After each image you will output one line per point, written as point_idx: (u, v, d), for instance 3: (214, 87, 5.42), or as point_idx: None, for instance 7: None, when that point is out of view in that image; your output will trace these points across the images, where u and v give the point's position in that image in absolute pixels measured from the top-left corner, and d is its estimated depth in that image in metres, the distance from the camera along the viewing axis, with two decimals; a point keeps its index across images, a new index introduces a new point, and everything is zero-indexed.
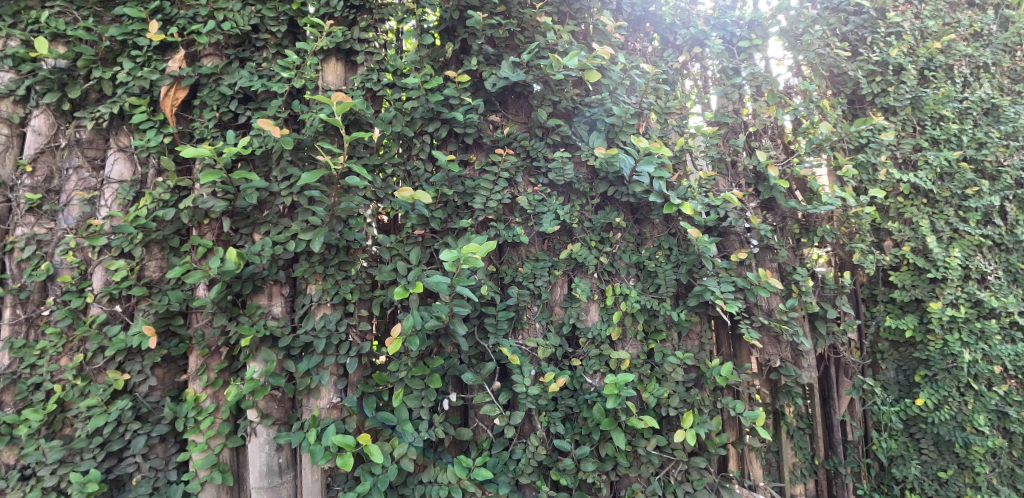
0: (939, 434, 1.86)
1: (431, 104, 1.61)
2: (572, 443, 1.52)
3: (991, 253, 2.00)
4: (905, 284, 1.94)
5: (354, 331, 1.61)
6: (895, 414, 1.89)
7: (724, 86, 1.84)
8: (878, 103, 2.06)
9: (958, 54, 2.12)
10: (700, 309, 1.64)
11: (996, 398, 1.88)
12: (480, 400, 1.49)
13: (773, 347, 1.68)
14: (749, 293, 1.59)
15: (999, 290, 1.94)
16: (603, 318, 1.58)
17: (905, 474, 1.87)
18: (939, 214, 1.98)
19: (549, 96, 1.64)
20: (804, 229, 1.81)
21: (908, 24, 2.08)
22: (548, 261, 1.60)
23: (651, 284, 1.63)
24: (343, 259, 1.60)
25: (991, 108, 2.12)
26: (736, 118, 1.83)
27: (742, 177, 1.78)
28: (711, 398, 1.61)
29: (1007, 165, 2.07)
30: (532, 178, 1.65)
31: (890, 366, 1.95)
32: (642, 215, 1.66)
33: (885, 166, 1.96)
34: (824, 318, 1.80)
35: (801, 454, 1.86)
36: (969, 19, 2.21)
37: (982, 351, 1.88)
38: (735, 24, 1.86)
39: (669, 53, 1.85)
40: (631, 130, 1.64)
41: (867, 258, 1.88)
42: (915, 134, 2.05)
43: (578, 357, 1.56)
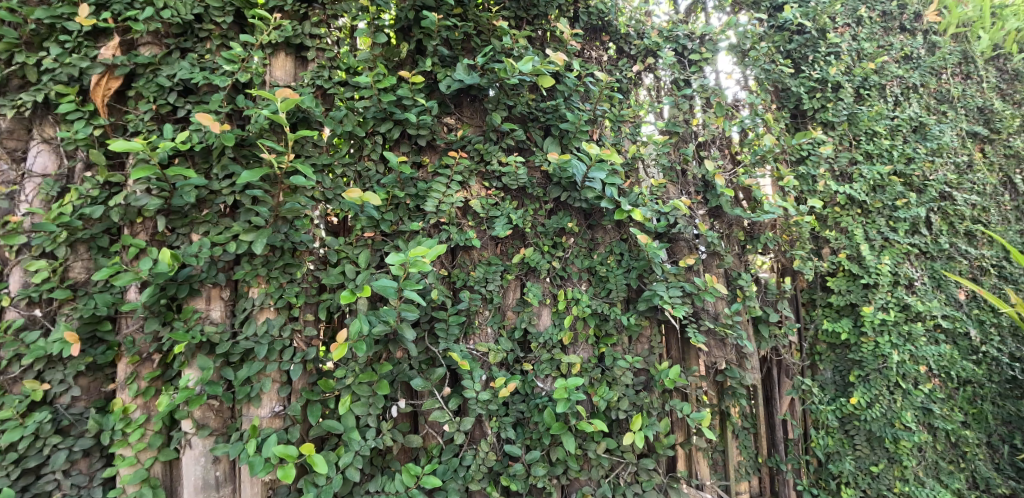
0: (871, 430, 1.97)
1: (384, 104, 1.58)
2: (523, 447, 1.51)
3: (918, 261, 2.14)
4: (841, 290, 2.04)
5: (299, 336, 1.55)
6: (831, 413, 1.98)
7: (675, 96, 1.88)
8: (818, 118, 2.16)
9: (890, 75, 2.27)
10: (649, 313, 1.66)
11: (922, 395, 2.00)
12: (429, 406, 1.46)
13: (718, 350, 1.75)
14: (696, 298, 1.63)
15: (924, 295, 2.08)
16: (554, 323, 1.59)
17: (841, 469, 1.95)
18: (872, 224, 2.10)
19: (504, 100, 1.63)
20: (749, 236, 1.88)
21: (847, 45, 2.20)
22: (500, 265, 1.58)
23: (602, 289, 1.65)
24: (289, 261, 1.54)
25: (919, 125, 2.28)
26: (686, 128, 1.88)
27: (690, 185, 1.84)
28: (660, 400, 1.64)
29: (932, 179, 2.22)
30: (485, 182, 1.63)
31: (827, 367, 2.05)
32: (595, 221, 1.68)
33: (824, 178, 2.06)
34: (767, 321, 1.87)
35: (745, 452, 1.90)
36: (900, 43, 2.37)
37: (910, 352, 2.00)
38: (687, 37, 1.92)
39: (623, 62, 1.88)
40: (584, 136, 1.67)
41: (807, 265, 1.96)
42: (851, 148, 2.16)
43: (530, 362, 1.56)
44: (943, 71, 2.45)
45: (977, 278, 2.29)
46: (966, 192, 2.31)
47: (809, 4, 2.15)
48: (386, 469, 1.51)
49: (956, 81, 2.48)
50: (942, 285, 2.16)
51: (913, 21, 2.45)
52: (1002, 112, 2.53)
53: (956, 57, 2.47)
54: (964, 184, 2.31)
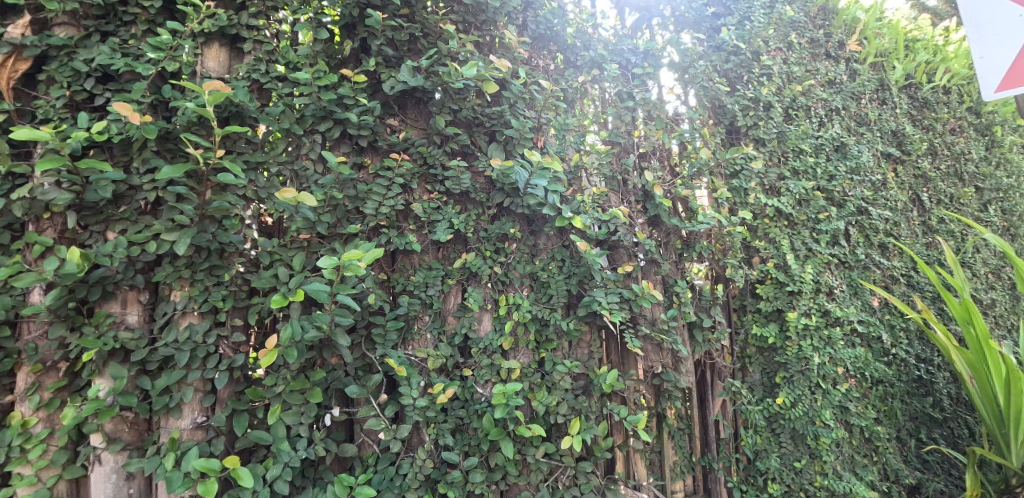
0: (795, 428, 2.09)
1: (324, 103, 1.53)
2: (461, 454, 1.50)
3: (838, 270, 2.32)
4: (769, 296, 2.15)
5: (225, 343, 1.46)
6: (759, 412, 2.08)
7: (618, 108, 1.93)
8: (751, 134, 2.27)
9: (815, 98, 2.45)
10: (588, 319, 1.69)
11: (839, 394, 2.16)
12: (364, 414, 1.42)
13: (655, 354, 1.80)
14: (633, 304, 1.67)
15: (842, 301, 2.25)
16: (495, 328, 1.59)
17: (767, 466, 2.05)
18: (798, 235, 2.24)
19: (449, 104, 1.62)
20: (686, 245, 1.94)
21: (778, 68, 2.35)
22: (440, 270, 1.57)
23: (544, 294, 1.66)
24: (215, 263, 1.45)
25: (840, 145, 2.46)
26: (627, 139, 1.95)
27: (631, 195, 1.89)
28: (599, 403, 1.67)
29: (850, 195, 2.41)
30: (428, 185, 1.62)
31: (756, 369, 2.15)
32: (538, 227, 1.69)
33: (755, 191, 2.17)
34: (701, 327, 1.95)
35: (680, 452, 1.97)
36: (825, 68, 2.55)
37: (829, 354, 2.16)
38: (631, 52, 1.98)
39: (570, 72, 1.90)
40: (528, 143, 1.68)
41: (738, 273, 2.05)
42: (780, 164, 2.30)
43: (469, 367, 1.55)
44: (862, 96, 2.67)
45: (888, 287, 2.50)
46: (880, 208, 2.52)
47: (745, 27, 2.28)
48: (319, 481, 1.45)
49: (874, 106, 2.71)
50: (859, 293, 2.34)
51: (837, 49, 2.65)
52: (912, 136, 2.78)
53: (873, 85, 2.70)
54: (877, 201, 2.53)
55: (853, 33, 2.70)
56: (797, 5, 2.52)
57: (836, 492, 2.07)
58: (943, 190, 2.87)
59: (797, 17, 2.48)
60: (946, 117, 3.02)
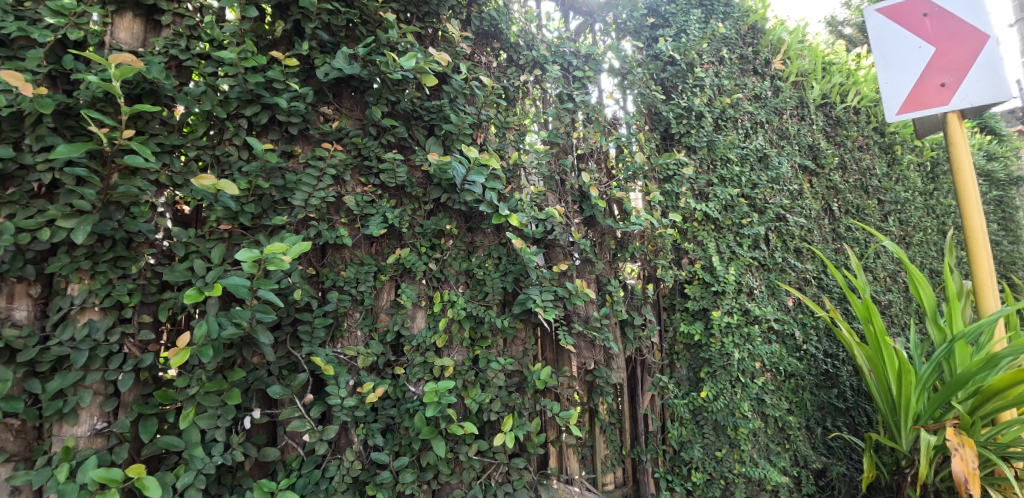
0: (717, 420, 2.19)
1: (250, 86, 1.43)
2: (391, 454, 1.46)
3: (758, 272, 2.48)
4: (696, 296, 2.25)
5: (132, 341, 1.34)
6: (684, 406, 2.18)
7: (558, 109, 1.96)
8: (683, 141, 2.36)
9: (743, 111, 2.59)
10: (523, 316, 1.70)
11: (757, 388, 2.30)
12: (288, 415, 1.36)
13: (588, 351, 1.84)
14: (567, 302, 1.70)
15: (761, 301, 2.41)
16: (429, 326, 1.57)
17: (691, 456, 2.15)
18: (723, 239, 2.37)
19: (386, 94, 1.57)
20: (620, 245, 2.00)
21: (710, 80, 2.46)
22: (373, 265, 1.52)
23: (479, 292, 1.66)
24: (121, 254, 1.32)
25: (763, 156, 2.64)
26: (566, 140, 1.97)
27: (568, 195, 1.92)
28: (532, 400, 1.69)
29: (771, 202, 2.59)
30: (362, 178, 1.56)
31: (683, 365, 2.25)
32: (475, 224, 1.69)
33: (686, 196, 2.26)
34: (632, 325, 2.00)
35: (612, 446, 2.03)
36: (752, 84, 2.72)
37: (749, 350, 2.29)
38: (573, 54, 2.01)
39: (512, 70, 1.89)
40: (467, 139, 1.66)
41: (668, 273, 2.13)
42: (709, 171, 2.41)
43: (401, 365, 1.52)
44: (783, 112, 2.87)
45: (801, 288, 2.70)
46: (797, 215, 2.73)
47: (681, 39, 2.38)
48: (237, 488, 1.36)
49: (793, 121, 2.92)
50: (776, 293, 2.52)
51: (763, 67, 2.84)
52: (826, 151, 3.03)
53: (793, 102, 2.91)
54: (794, 209, 2.73)
55: (778, 53, 2.91)
56: (729, 22, 2.67)
57: (752, 478, 2.18)
58: (851, 201, 3.15)
59: (728, 33, 2.63)
60: (855, 135, 3.31)
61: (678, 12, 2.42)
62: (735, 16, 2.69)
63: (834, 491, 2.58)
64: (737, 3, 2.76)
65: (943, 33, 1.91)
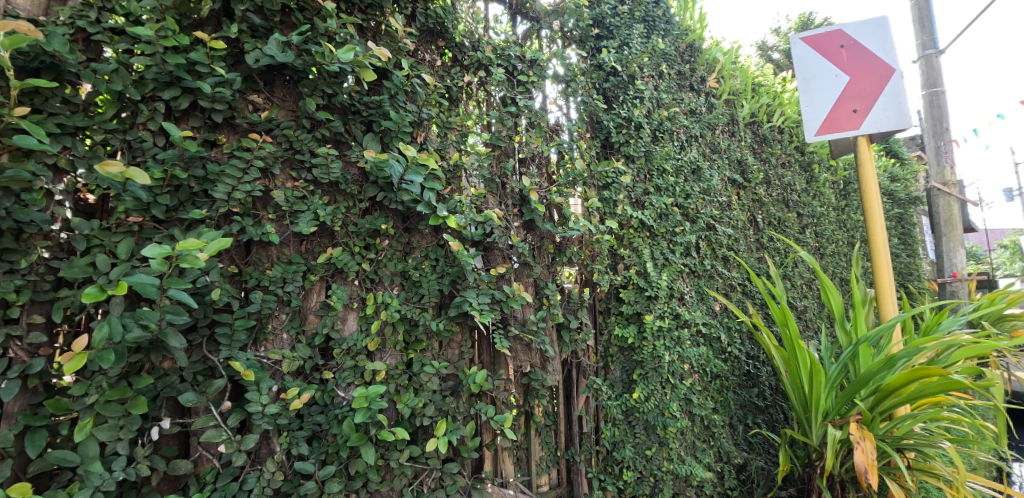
0: (647, 420, 2.26)
1: (170, 67, 1.32)
2: (316, 463, 1.39)
3: (689, 278, 2.60)
4: (631, 300, 2.31)
5: (19, 345, 1.18)
6: (617, 407, 2.23)
7: (501, 112, 1.95)
8: (622, 150, 2.42)
9: (679, 124, 2.70)
10: (459, 319, 1.68)
11: (685, 388, 2.40)
12: (201, 425, 1.26)
13: (525, 354, 1.82)
14: (504, 305, 1.70)
15: (691, 305, 2.52)
16: (361, 328, 1.51)
17: (623, 456, 2.19)
18: (657, 246, 2.44)
19: (322, 86, 1.50)
20: (558, 249, 2.03)
21: (650, 92, 2.54)
22: (302, 264, 1.45)
23: (415, 294, 1.62)
24: (8, 246, 1.15)
25: (696, 168, 2.77)
26: (508, 143, 1.96)
27: (508, 198, 1.93)
28: (467, 404, 1.67)
29: (702, 212, 2.72)
30: (293, 172, 1.48)
31: (617, 367, 2.30)
32: (412, 224, 1.65)
33: (623, 203, 2.31)
34: (568, 328, 2.03)
35: (547, 448, 2.04)
36: (688, 99, 2.86)
37: (679, 352, 2.38)
38: (518, 58, 2.01)
39: (456, 70, 1.86)
40: (406, 138, 1.61)
41: (603, 278, 2.17)
42: (646, 180, 2.49)
43: (331, 370, 1.45)
44: (716, 127, 3.03)
45: (727, 294, 2.86)
46: (725, 225, 2.89)
47: (623, 52, 2.45)
48: None
49: (724, 137, 3.10)
50: (705, 298, 2.66)
51: (699, 83, 3.00)
52: (752, 166, 3.24)
53: (725, 118, 3.08)
54: (723, 219, 2.89)
55: (712, 72, 3.08)
56: (669, 39, 2.79)
57: (679, 475, 2.26)
58: (773, 214, 3.38)
59: (668, 50, 2.75)
60: (777, 152, 3.56)
61: (622, 25, 2.49)
62: (674, 34, 2.82)
63: (753, 485, 2.73)
64: (677, 22, 2.89)
65: (858, 65, 2.19)
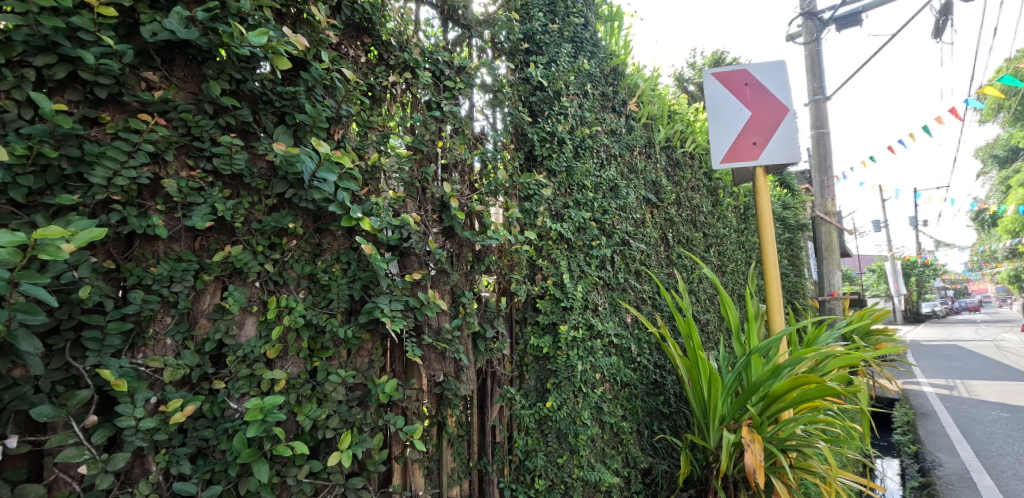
0: (559, 428, 2.28)
1: (43, 29, 1.12)
2: (199, 483, 1.26)
3: (603, 290, 2.70)
4: (547, 310, 2.33)
5: None
6: (530, 416, 2.21)
7: (425, 115, 1.90)
8: (545, 164, 2.46)
9: (599, 142, 2.82)
10: (370, 326, 1.60)
11: (596, 397, 2.47)
12: (58, 443, 1.09)
13: (438, 362, 1.79)
14: (418, 312, 1.65)
15: (604, 317, 2.62)
16: (259, 334, 1.39)
17: (535, 465, 2.17)
18: (574, 258, 2.51)
19: (230, 70, 1.38)
20: (476, 258, 2.01)
21: (574, 110, 2.63)
22: (193, 263, 1.31)
23: (323, 298, 1.52)
24: None
25: (614, 186, 2.89)
26: (430, 148, 1.91)
27: (428, 203, 1.87)
28: (375, 414, 1.59)
29: (618, 228, 2.85)
30: (189, 160, 1.34)
31: (532, 377, 2.29)
32: (324, 225, 1.55)
33: (543, 215, 2.35)
34: (484, 337, 2.01)
35: (459, 459, 1.96)
36: (609, 119, 2.99)
37: (591, 362, 2.45)
38: (446, 64, 1.99)
39: (381, 69, 1.78)
40: (321, 133, 1.52)
41: (520, 288, 2.19)
42: (566, 194, 2.55)
43: (222, 379, 1.32)
44: (634, 148, 3.21)
45: (638, 306, 3.01)
46: (638, 241, 3.05)
47: (551, 68, 2.52)
48: None
49: (641, 158, 3.28)
50: (618, 310, 2.78)
51: (620, 106, 3.16)
52: (665, 188, 3.46)
53: (642, 141, 3.27)
54: (637, 235, 3.05)
55: (633, 96, 3.27)
56: (594, 61, 2.92)
57: (588, 481, 2.32)
58: (682, 232, 3.63)
59: (593, 71, 2.87)
60: (687, 176, 3.83)
61: (551, 43, 2.56)
62: (599, 56, 2.96)
63: (657, 487, 2.89)
64: (603, 46, 3.04)
65: (759, 102, 2.43)
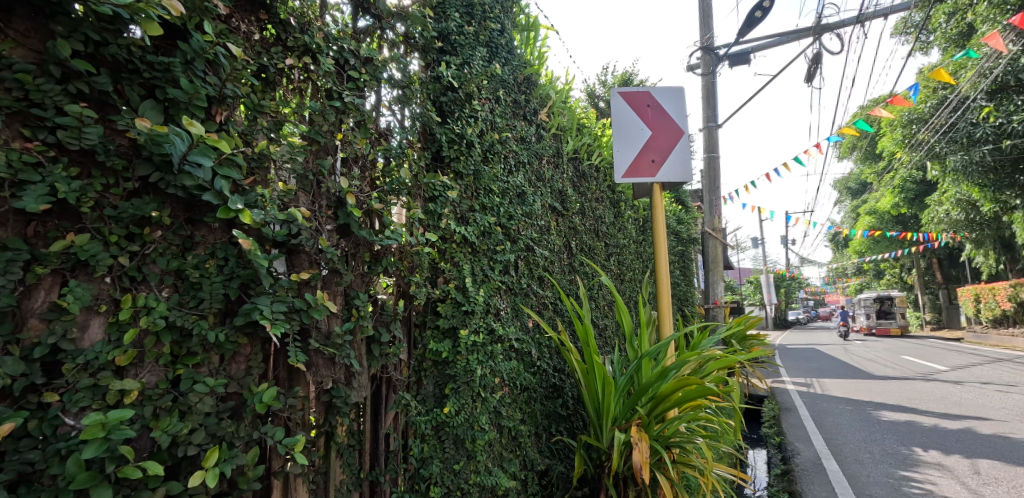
0: (457, 434, 2.24)
1: None
2: None
3: (505, 295, 2.72)
4: (448, 314, 2.28)
5: None
6: (426, 422, 2.15)
7: (324, 104, 1.77)
8: (452, 166, 2.43)
9: (508, 148, 2.85)
10: (248, 330, 1.45)
11: (495, 401, 2.47)
12: None
13: (326, 368, 1.67)
14: (303, 315, 1.53)
15: (505, 321, 2.64)
16: (108, 338, 1.20)
17: (430, 472, 2.11)
18: (477, 262, 2.50)
19: (87, 29, 1.18)
20: (374, 258, 1.92)
21: (485, 114, 2.63)
22: (23, 252, 1.10)
23: (191, 298, 1.34)
24: None
25: (521, 192, 2.94)
26: (328, 139, 1.78)
27: (322, 198, 1.73)
28: (250, 427, 1.44)
29: (522, 234, 2.90)
30: (25, 129, 1.12)
31: (430, 382, 2.23)
32: (197, 215, 1.38)
33: (447, 217, 2.31)
34: (379, 341, 1.92)
35: (348, 470, 1.83)
36: (519, 127, 3.04)
37: (491, 366, 2.45)
38: (351, 53, 1.87)
39: (276, 49, 1.63)
40: (199, 113, 1.36)
41: (420, 291, 2.13)
42: (472, 198, 2.54)
43: (56, 391, 1.11)
44: (542, 157, 3.29)
45: (540, 311, 3.07)
46: (542, 248, 3.12)
47: (463, 70, 2.49)
48: None
49: (549, 167, 3.38)
50: (520, 315, 2.82)
51: (531, 114, 3.23)
52: (570, 197, 3.60)
53: (550, 150, 3.37)
54: (541, 242, 3.12)
55: (544, 107, 3.37)
56: (508, 68, 2.95)
57: (485, 486, 2.31)
58: (584, 241, 3.78)
59: (505, 77, 2.90)
60: (591, 187, 4.02)
61: (466, 45, 2.54)
62: (513, 64, 3.00)
63: (553, 488, 2.98)
64: (517, 54, 3.09)
65: (659, 123, 2.61)
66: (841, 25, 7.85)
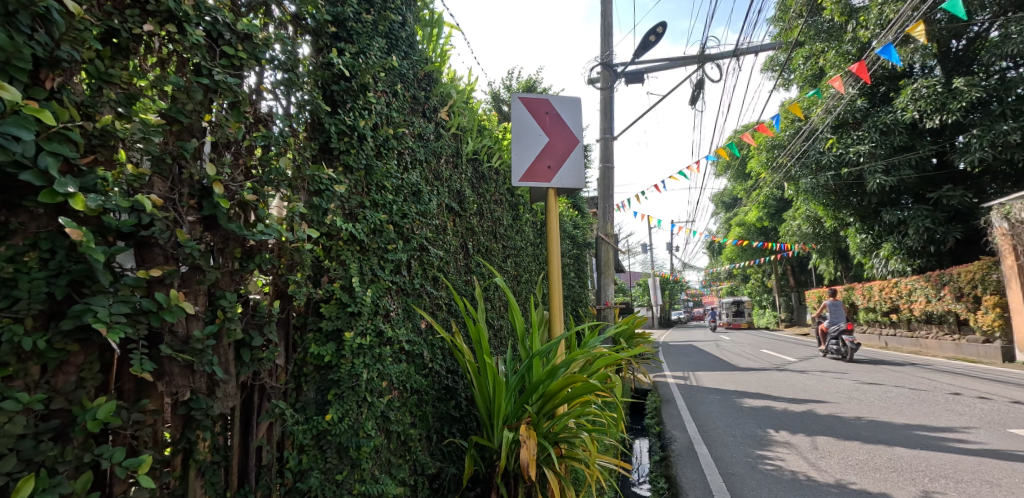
0: (340, 443, 2.12)
1: None
2: None
3: (396, 295, 2.64)
4: (331, 316, 2.15)
5: None
6: (305, 432, 2.00)
7: (190, 80, 1.57)
8: (342, 159, 2.29)
9: (404, 145, 2.78)
10: (81, 335, 1.24)
11: (383, 405, 2.38)
12: None
13: (183, 377, 1.49)
14: (152, 318, 1.35)
15: (395, 323, 2.57)
16: None
17: (309, 485, 1.97)
18: (367, 261, 2.39)
19: None
20: (245, 255, 1.74)
21: (380, 107, 2.53)
22: None
23: (2, 298, 1.11)
24: None
25: (417, 190, 2.88)
26: (194, 120, 1.58)
27: (183, 186, 1.54)
28: (82, 448, 1.24)
29: (416, 233, 2.84)
30: None
31: (311, 388, 2.08)
32: (14, 198, 1.15)
33: (333, 213, 2.17)
34: (249, 346, 1.76)
35: (211, 490, 1.64)
36: (417, 124, 2.97)
37: (378, 370, 2.36)
38: (227, 26, 1.68)
39: (132, 12, 1.42)
40: (22, 75, 1.13)
41: (300, 291, 1.98)
42: (363, 193, 2.42)
43: None
44: (440, 156, 3.26)
45: (433, 312, 3.03)
46: (436, 248, 3.09)
47: (358, 59, 2.37)
48: None
49: (447, 167, 3.35)
50: (411, 316, 2.76)
51: (430, 112, 3.18)
52: (467, 198, 3.60)
53: (448, 150, 3.35)
54: (435, 242, 3.09)
55: (443, 105, 3.34)
56: (407, 62, 2.88)
57: (370, 495, 2.21)
58: (481, 242, 3.81)
59: (404, 72, 2.83)
60: (490, 189, 4.06)
61: (362, 33, 2.42)
62: (413, 59, 2.93)
63: (444, 490, 2.95)
64: (418, 49, 3.03)
65: (556, 130, 2.72)
66: (719, 57, 8.81)
